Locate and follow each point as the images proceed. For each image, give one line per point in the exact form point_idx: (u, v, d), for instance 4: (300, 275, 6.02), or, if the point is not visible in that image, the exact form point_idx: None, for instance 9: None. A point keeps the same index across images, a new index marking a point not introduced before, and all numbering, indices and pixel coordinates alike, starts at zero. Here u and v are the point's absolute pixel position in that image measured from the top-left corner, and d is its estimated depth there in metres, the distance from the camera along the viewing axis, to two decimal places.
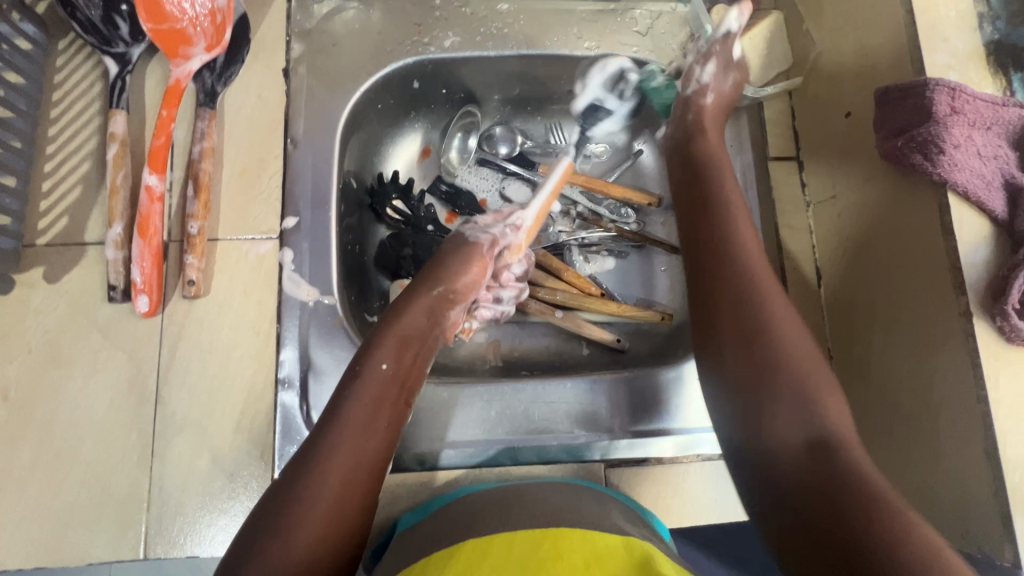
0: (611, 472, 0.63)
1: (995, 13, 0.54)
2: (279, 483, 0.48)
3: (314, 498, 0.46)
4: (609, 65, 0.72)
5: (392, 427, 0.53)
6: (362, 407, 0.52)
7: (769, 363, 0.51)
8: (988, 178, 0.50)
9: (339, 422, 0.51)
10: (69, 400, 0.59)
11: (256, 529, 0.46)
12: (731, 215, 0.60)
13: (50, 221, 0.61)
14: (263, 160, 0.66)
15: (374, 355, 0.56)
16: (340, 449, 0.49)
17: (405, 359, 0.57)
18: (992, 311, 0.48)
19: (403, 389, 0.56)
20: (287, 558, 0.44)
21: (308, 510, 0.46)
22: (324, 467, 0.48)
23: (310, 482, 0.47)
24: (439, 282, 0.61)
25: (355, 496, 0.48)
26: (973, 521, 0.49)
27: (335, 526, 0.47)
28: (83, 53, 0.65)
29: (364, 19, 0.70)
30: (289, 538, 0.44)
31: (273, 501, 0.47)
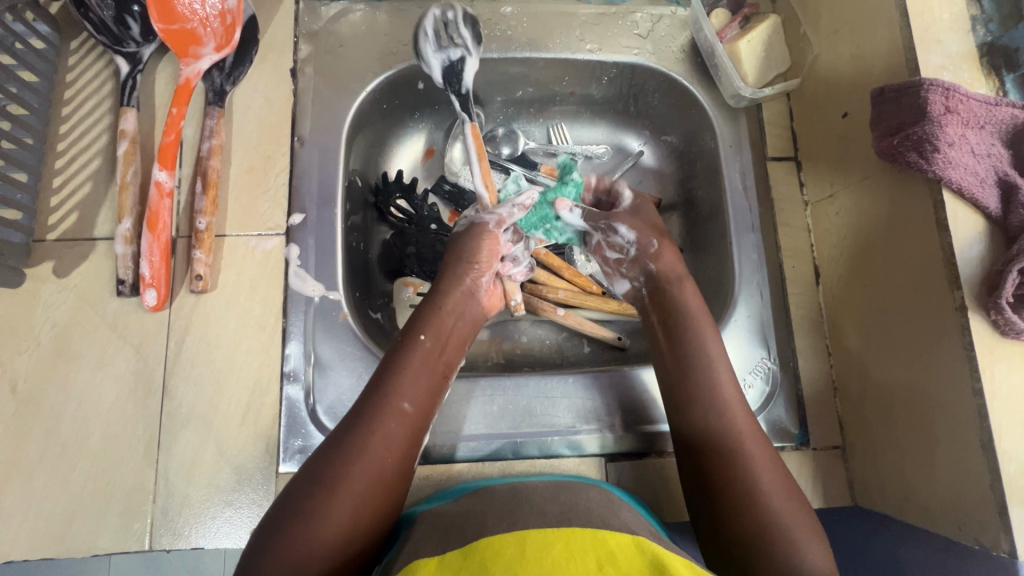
0: (612, 466, 0.63)
1: (988, 15, 0.55)
2: (324, 448, 0.51)
3: (358, 459, 0.50)
4: (427, 28, 0.67)
5: (430, 399, 0.56)
6: (404, 377, 0.55)
7: (718, 437, 0.55)
8: (982, 176, 0.50)
9: (384, 390, 0.54)
10: (77, 391, 0.60)
11: (298, 491, 0.49)
12: (686, 303, 0.62)
13: (61, 216, 0.63)
14: (270, 158, 0.67)
15: (417, 328, 0.59)
16: (384, 416, 0.53)
17: (444, 333, 0.60)
18: (987, 306, 0.48)
19: (441, 363, 0.59)
20: (332, 510, 0.47)
21: (351, 471, 0.49)
22: (369, 432, 0.51)
23: (356, 445, 0.50)
24: (468, 257, 0.63)
25: (393, 460, 0.51)
26: (970, 513, 0.50)
27: (375, 489, 0.50)
28: (95, 52, 0.67)
29: (370, 21, 0.71)
30: (336, 490, 0.48)
31: (317, 465, 0.50)
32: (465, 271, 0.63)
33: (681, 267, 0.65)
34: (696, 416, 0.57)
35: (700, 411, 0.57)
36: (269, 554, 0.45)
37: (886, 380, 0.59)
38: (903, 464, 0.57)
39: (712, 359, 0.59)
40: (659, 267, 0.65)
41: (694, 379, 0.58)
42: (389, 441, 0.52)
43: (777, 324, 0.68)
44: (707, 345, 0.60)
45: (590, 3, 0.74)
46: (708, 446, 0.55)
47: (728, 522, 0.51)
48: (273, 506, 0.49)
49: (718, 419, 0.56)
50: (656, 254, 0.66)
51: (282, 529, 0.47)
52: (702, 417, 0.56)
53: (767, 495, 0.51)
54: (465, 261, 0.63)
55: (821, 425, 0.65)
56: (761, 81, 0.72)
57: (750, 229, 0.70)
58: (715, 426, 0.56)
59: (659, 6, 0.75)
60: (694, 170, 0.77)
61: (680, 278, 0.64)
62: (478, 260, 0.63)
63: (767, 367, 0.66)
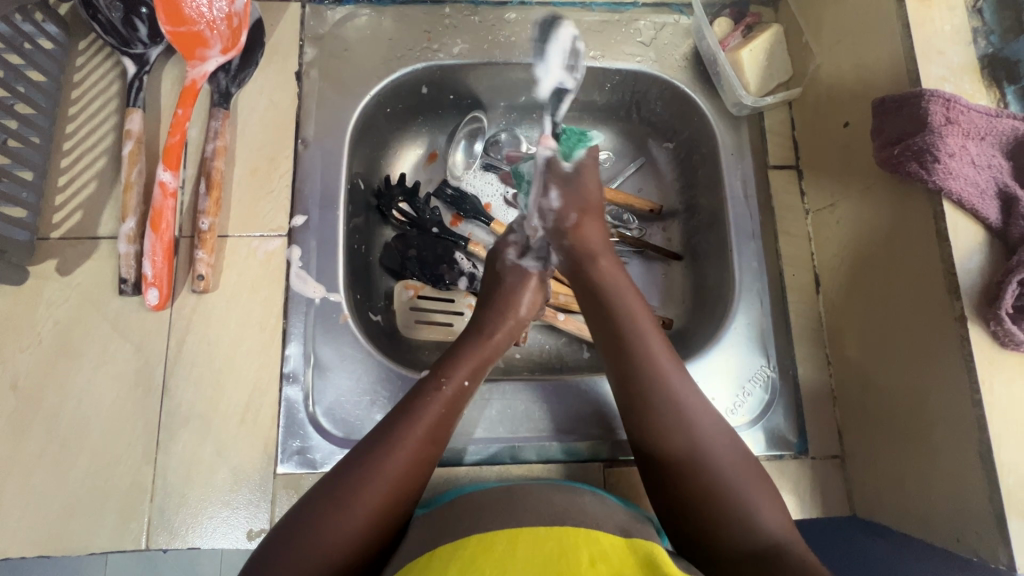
0: (609, 473, 0.63)
1: (989, 28, 0.56)
2: (347, 461, 0.50)
3: (385, 478, 0.49)
4: (565, 42, 0.74)
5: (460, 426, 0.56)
6: (442, 403, 0.54)
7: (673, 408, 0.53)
8: (983, 187, 0.51)
9: (423, 418, 0.53)
10: (77, 389, 0.60)
11: (316, 499, 0.48)
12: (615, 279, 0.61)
13: (65, 215, 0.63)
14: (274, 160, 0.67)
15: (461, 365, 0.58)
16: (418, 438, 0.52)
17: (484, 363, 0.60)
18: (987, 316, 0.48)
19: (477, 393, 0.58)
20: (345, 527, 0.47)
21: (370, 492, 0.48)
22: (398, 460, 0.50)
23: (384, 462, 0.50)
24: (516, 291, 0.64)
25: (417, 483, 0.51)
26: (969, 525, 0.49)
27: (395, 508, 0.49)
28: (103, 53, 0.67)
29: (376, 25, 0.72)
30: (354, 509, 0.47)
31: (338, 474, 0.49)
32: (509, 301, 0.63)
33: (600, 236, 0.65)
34: (667, 442, 0.52)
35: (672, 436, 0.52)
36: (277, 559, 0.45)
37: (884, 390, 0.59)
38: (903, 475, 0.56)
39: (669, 378, 0.55)
40: (575, 240, 0.64)
41: (656, 403, 0.54)
42: (419, 465, 0.51)
43: (777, 332, 0.67)
44: None
45: (593, 10, 0.75)
46: (684, 476, 0.51)
47: (729, 550, 0.48)
48: (291, 508, 0.49)
49: (691, 442, 0.52)
50: (573, 224, 0.65)
51: (297, 533, 0.46)
52: (670, 442, 0.52)
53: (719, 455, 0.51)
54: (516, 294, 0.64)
55: (820, 434, 0.65)
56: (763, 90, 0.72)
57: (751, 238, 0.70)
58: (694, 444, 0.52)
59: (662, 13, 0.75)
60: (695, 177, 0.77)
61: (598, 255, 0.63)
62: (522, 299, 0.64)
63: (767, 375, 0.66)
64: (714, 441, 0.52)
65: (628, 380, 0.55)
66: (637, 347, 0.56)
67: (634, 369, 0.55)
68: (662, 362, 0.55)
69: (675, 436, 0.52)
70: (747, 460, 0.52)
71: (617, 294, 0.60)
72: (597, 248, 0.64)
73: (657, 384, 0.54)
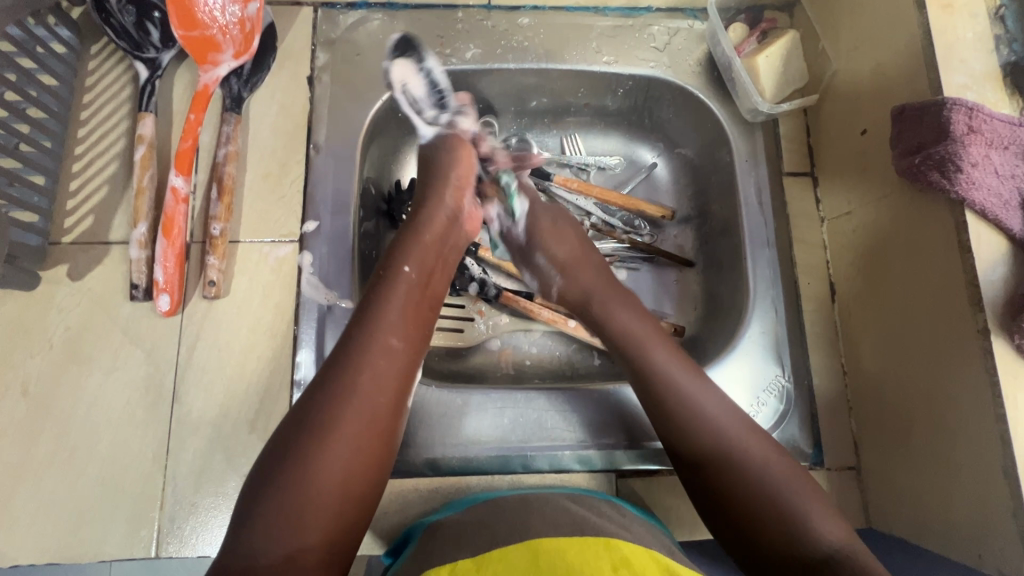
0: (621, 482, 0.64)
1: (1012, 35, 0.55)
2: (313, 388, 0.47)
3: (348, 402, 0.46)
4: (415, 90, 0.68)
5: (419, 333, 0.53)
6: (387, 311, 0.51)
7: (691, 410, 0.53)
8: (1006, 198, 0.50)
9: (376, 321, 0.50)
10: (87, 395, 0.60)
11: (285, 438, 0.45)
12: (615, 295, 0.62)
13: (77, 220, 0.63)
14: (286, 165, 0.67)
15: (399, 259, 0.55)
16: (371, 353, 0.48)
17: (429, 262, 0.56)
18: (1011, 330, 0.47)
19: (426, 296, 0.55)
20: (333, 461, 0.44)
21: (346, 415, 0.45)
22: (362, 373, 0.47)
23: (344, 385, 0.46)
24: (446, 177, 0.62)
25: (385, 400, 0.48)
26: (991, 542, 0.48)
27: (372, 434, 0.46)
28: (115, 57, 0.67)
29: (387, 30, 0.71)
30: (332, 440, 0.44)
31: (301, 412, 0.46)
32: (445, 191, 0.61)
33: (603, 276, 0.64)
34: (690, 444, 0.53)
35: (695, 437, 0.52)
36: (263, 507, 0.42)
37: (902, 402, 0.58)
38: (922, 490, 0.56)
39: (681, 382, 0.55)
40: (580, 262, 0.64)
41: (676, 409, 0.54)
42: (381, 379, 0.48)
43: (792, 342, 0.67)
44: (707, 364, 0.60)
45: (607, 15, 0.74)
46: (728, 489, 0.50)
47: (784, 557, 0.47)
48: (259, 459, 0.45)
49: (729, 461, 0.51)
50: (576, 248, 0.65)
51: (275, 478, 0.43)
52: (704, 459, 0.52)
53: (748, 454, 0.51)
54: (444, 178, 0.62)
55: (834, 445, 0.65)
56: (779, 96, 0.71)
57: (765, 245, 0.69)
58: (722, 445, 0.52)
59: (676, 19, 0.75)
60: (708, 183, 0.76)
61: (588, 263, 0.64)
62: (455, 180, 0.62)
63: (781, 385, 0.65)
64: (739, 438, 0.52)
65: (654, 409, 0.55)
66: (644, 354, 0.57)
67: (658, 399, 0.55)
68: (686, 387, 0.54)
69: (711, 454, 0.51)
70: (792, 468, 0.51)
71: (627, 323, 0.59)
72: (603, 292, 0.63)
73: (670, 385, 0.55)
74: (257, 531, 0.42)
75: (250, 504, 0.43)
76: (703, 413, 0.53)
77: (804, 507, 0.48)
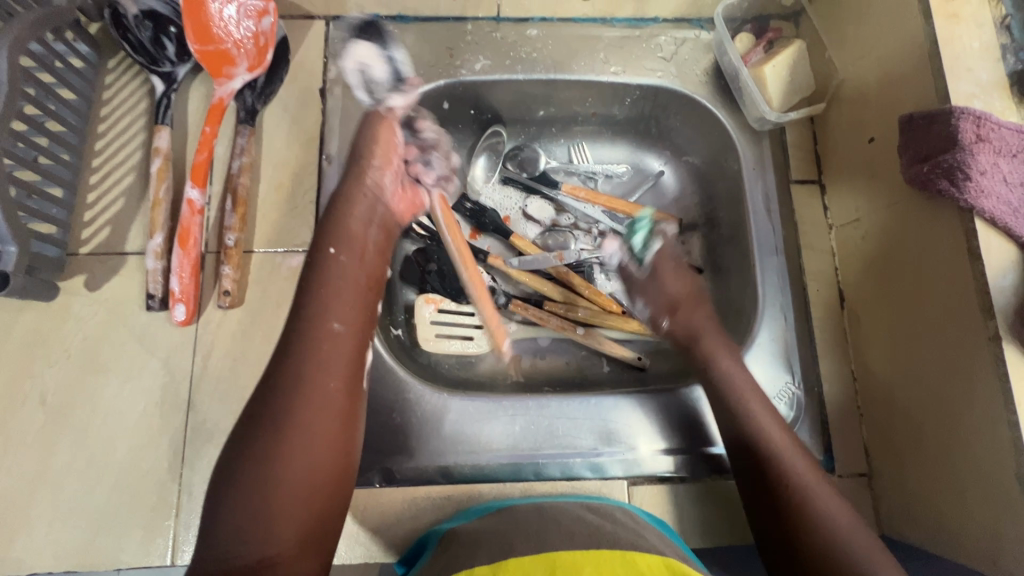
0: (635, 488, 0.63)
1: (1018, 44, 0.55)
2: (261, 386, 0.51)
3: (295, 391, 0.49)
4: (372, 74, 0.66)
5: (360, 314, 0.56)
6: (324, 299, 0.54)
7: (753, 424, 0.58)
8: (1015, 206, 0.50)
9: (312, 309, 0.53)
10: (104, 404, 0.60)
11: (244, 438, 0.48)
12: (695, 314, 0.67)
13: (94, 231, 0.64)
14: (298, 176, 0.68)
15: (326, 247, 0.58)
16: (314, 342, 0.52)
17: (358, 245, 0.59)
18: (1022, 336, 0.48)
19: (360, 273, 0.58)
20: (288, 447, 0.47)
21: (288, 401, 0.49)
22: (300, 361, 0.51)
23: (289, 377, 0.50)
24: (359, 158, 0.62)
25: (333, 384, 0.51)
26: (1005, 549, 0.48)
27: (325, 419, 0.49)
28: (132, 71, 0.68)
29: (398, 42, 0.72)
30: (282, 426, 0.48)
31: (257, 411, 0.49)
32: (362, 175, 0.62)
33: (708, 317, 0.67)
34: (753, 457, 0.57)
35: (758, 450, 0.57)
36: (233, 504, 0.46)
37: (913, 408, 0.58)
38: (935, 497, 0.56)
39: (748, 399, 0.60)
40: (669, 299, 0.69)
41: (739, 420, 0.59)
42: (320, 363, 0.51)
43: (801, 349, 0.67)
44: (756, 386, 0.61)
45: (614, 26, 0.75)
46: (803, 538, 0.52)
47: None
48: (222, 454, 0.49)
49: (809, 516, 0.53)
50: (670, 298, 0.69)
51: (240, 476, 0.47)
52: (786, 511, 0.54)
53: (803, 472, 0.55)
54: (361, 160, 0.62)
55: (845, 452, 0.65)
56: (786, 105, 0.72)
57: (774, 253, 0.69)
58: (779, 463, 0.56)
59: (683, 28, 0.75)
60: (716, 190, 0.76)
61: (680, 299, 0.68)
62: (370, 161, 0.62)
63: (791, 392, 0.65)
64: (796, 455, 0.56)
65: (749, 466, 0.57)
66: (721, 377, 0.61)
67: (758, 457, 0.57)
68: (785, 452, 0.57)
69: (808, 535, 0.52)
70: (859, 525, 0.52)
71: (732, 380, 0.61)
72: (705, 326, 0.66)
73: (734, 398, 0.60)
74: (229, 528, 0.45)
75: (221, 501, 0.46)
76: (796, 475, 0.55)
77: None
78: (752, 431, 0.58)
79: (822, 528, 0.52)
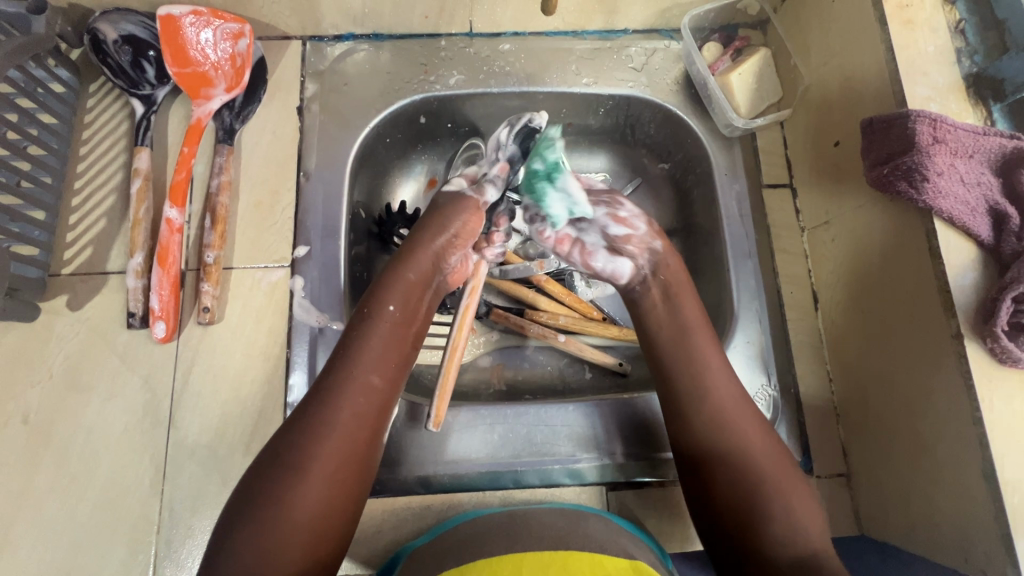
0: (613, 495, 0.64)
1: (972, 48, 0.57)
2: (288, 424, 0.49)
3: (325, 439, 0.47)
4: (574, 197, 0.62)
5: (398, 373, 0.53)
6: (368, 352, 0.52)
7: (684, 345, 0.58)
8: (973, 205, 0.51)
9: (352, 361, 0.51)
10: (85, 423, 0.61)
11: (262, 472, 0.46)
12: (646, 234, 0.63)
13: (76, 251, 0.65)
14: (276, 193, 0.69)
15: (380, 297, 0.55)
16: (350, 392, 0.49)
17: (412, 300, 0.56)
18: (983, 334, 0.48)
19: (408, 333, 0.55)
20: (304, 500, 0.45)
21: (317, 450, 0.46)
22: (335, 411, 0.48)
23: (319, 423, 0.48)
24: (445, 224, 0.59)
25: (364, 438, 0.49)
26: (976, 544, 0.49)
27: (347, 469, 0.47)
28: (112, 94, 0.70)
29: (373, 60, 0.74)
30: (302, 478, 0.45)
31: (280, 446, 0.47)
32: (438, 236, 0.58)
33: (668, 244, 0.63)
34: (680, 384, 0.56)
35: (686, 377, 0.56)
36: (238, 539, 0.43)
37: (887, 408, 0.59)
38: (909, 495, 0.56)
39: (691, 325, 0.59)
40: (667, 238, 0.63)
41: (666, 346, 0.58)
42: (358, 420, 0.49)
43: (776, 351, 0.67)
44: (688, 304, 0.59)
45: (585, 39, 0.77)
46: (734, 483, 0.52)
47: (774, 555, 0.49)
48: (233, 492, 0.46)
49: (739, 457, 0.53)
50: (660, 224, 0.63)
51: (252, 511, 0.44)
52: (718, 450, 0.53)
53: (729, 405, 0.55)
54: (445, 222, 0.59)
55: (823, 452, 0.65)
56: (753, 112, 0.73)
57: (748, 257, 0.70)
58: (704, 392, 0.55)
59: (653, 40, 0.77)
60: (691, 196, 0.77)
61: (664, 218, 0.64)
62: (454, 229, 0.59)
63: (768, 394, 0.65)
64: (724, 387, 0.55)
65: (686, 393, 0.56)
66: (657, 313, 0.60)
67: (688, 383, 0.56)
68: (724, 385, 0.55)
69: (729, 476, 0.52)
70: (786, 466, 0.53)
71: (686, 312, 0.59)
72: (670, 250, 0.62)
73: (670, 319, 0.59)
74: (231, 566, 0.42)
75: (226, 533, 0.44)
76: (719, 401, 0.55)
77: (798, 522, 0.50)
78: (689, 356, 0.57)
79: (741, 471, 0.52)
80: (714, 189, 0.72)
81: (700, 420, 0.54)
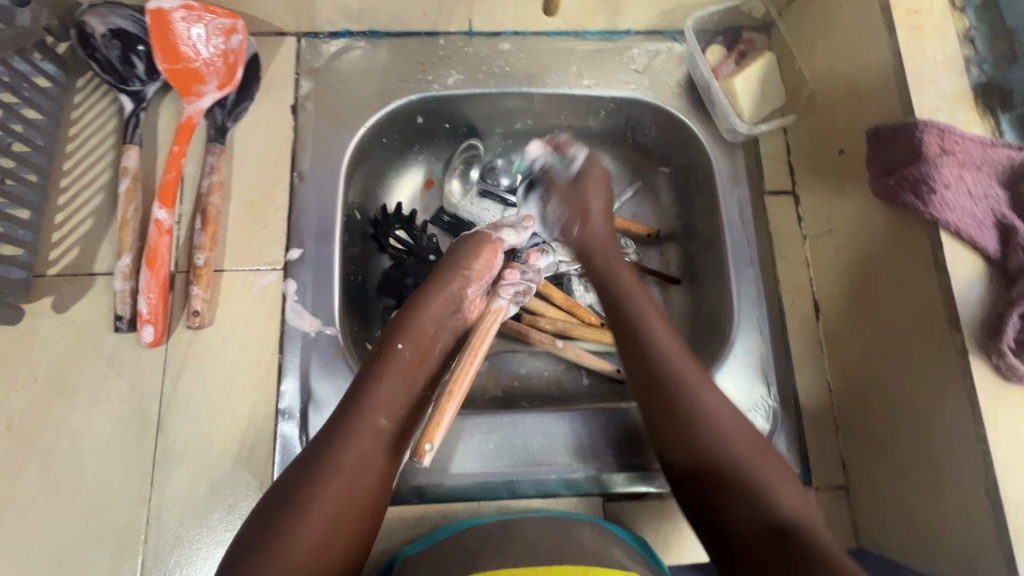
0: (610, 505, 0.63)
1: (982, 56, 0.56)
2: (299, 462, 0.47)
3: (331, 479, 0.46)
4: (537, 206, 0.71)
5: (407, 415, 0.53)
6: (378, 393, 0.52)
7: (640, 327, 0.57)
8: (980, 218, 0.50)
9: (364, 401, 0.51)
10: (70, 427, 0.59)
11: (266, 512, 0.44)
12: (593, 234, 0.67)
13: (61, 252, 0.63)
14: (269, 194, 0.67)
15: (392, 338, 0.56)
16: (359, 436, 0.49)
17: (426, 343, 0.57)
18: (988, 350, 0.48)
19: (422, 372, 0.55)
20: (303, 542, 0.43)
21: (321, 489, 0.45)
22: (342, 451, 0.47)
23: (326, 464, 0.47)
24: (461, 265, 0.61)
25: (367, 485, 0.47)
26: (976, 561, 0.48)
27: (349, 515, 0.46)
28: (101, 90, 0.68)
29: (370, 57, 0.72)
30: (303, 520, 0.43)
31: (286, 485, 0.46)
32: (454, 277, 0.60)
33: (609, 237, 0.67)
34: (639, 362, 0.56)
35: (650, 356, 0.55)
36: None
37: (888, 421, 0.58)
38: (911, 508, 0.55)
39: (646, 311, 0.59)
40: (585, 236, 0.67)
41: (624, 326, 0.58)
42: (366, 464, 0.48)
43: (777, 361, 0.67)
44: (636, 294, 0.61)
45: (587, 39, 0.75)
46: (700, 454, 0.50)
47: (745, 529, 0.45)
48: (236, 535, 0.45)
49: (710, 442, 0.50)
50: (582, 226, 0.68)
51: (247, 556, 0.42)
52: (687, 425, 0.51)
53: (690, 382, 0.53)
54: (463, 265, 0.61)
55: (822, 464, 0.64)
56: (757, 116, 0.72)
57: (749, 264, 0.69)
58: (662, 371, 0.54)
59: (655, 41, 0.75)
60: (693, 201, 0.76)
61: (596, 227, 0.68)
62: (471, 269, 0.61)
63: (768, 405, 0.64)
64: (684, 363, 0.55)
65: (646, 379, 0.54)
66: (625, 298, 0.60)
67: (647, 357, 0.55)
68: (677, 361, 0.55)
69: (695, 447, 0.50)
70: (773, 459, 0.50)
71: (638, 309, 0.59)
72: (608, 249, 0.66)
73: (626, 300, 0.60)
74: None
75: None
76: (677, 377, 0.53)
77: (772, 491, 0.47)
78: (647, 336, 0.57)
79: (702, 439, 0.50)
80: (716, 194, 0.71)
81: (659, 399, 0.53)
